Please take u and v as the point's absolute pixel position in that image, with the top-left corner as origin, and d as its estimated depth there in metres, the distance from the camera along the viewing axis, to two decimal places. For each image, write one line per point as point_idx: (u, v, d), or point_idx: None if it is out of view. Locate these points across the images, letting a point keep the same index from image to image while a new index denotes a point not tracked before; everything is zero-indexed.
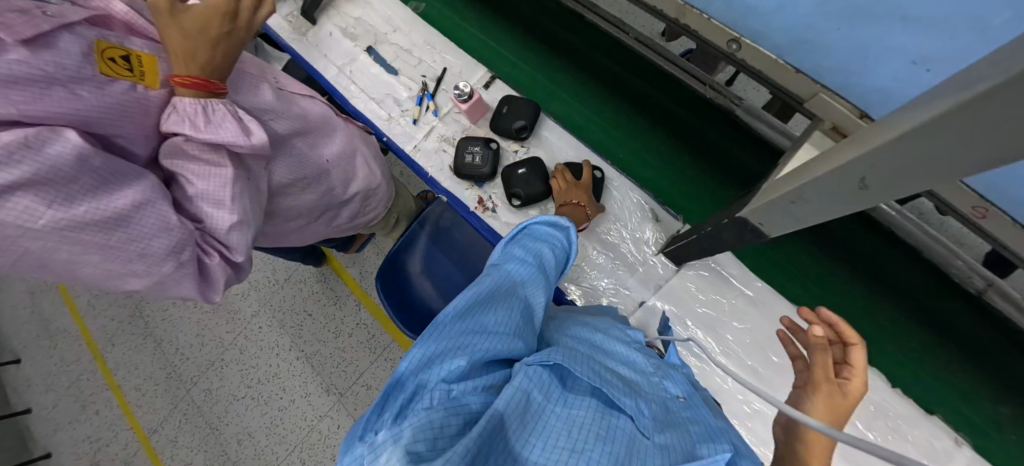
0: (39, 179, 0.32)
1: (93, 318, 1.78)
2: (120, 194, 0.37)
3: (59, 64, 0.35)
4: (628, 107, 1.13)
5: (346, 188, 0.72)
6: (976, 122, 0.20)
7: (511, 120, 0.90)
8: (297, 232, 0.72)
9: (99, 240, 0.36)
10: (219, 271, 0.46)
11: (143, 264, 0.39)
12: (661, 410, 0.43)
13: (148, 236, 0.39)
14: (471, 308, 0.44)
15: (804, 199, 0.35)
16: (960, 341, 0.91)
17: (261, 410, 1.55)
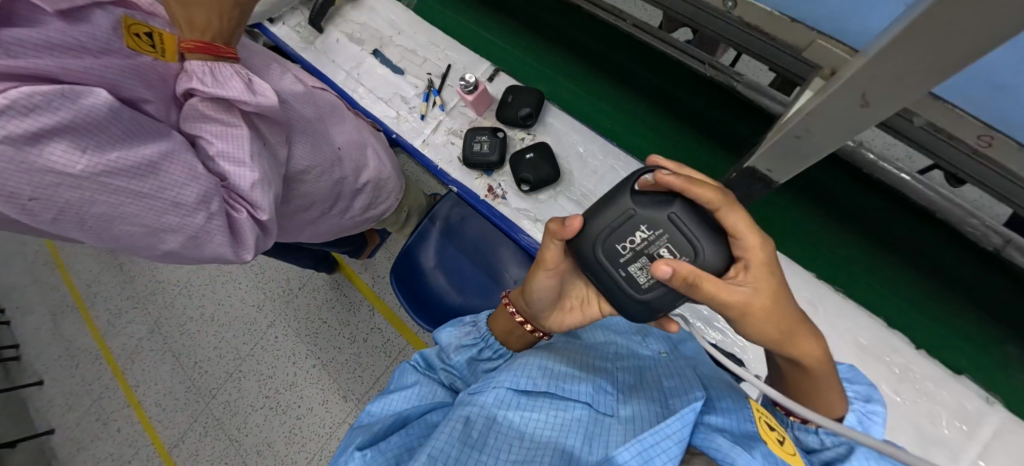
0: (71, 124, 0.36)
1: (112, 336, 1.81)
2: (144, 145, 0.40)
3: (90, 35, 0.39)
4: (628, 91, 1.14)
5: (358, 175, 0.74)
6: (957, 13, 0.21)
7: (516, 108, 0.93)
8: (313, 226, 0.74)
9: (134, 188, 0.40)
10: (250, 227, 0.50)
11: (176, 216, 0.43)
12: (626, 395, 0.45)
13: (176, 188, 0.42)
14: (386, 407, 0.47)
15: (812, 129, 0.36)
16: (981, 302, 0.92)
17: (280, 419, 1.56)
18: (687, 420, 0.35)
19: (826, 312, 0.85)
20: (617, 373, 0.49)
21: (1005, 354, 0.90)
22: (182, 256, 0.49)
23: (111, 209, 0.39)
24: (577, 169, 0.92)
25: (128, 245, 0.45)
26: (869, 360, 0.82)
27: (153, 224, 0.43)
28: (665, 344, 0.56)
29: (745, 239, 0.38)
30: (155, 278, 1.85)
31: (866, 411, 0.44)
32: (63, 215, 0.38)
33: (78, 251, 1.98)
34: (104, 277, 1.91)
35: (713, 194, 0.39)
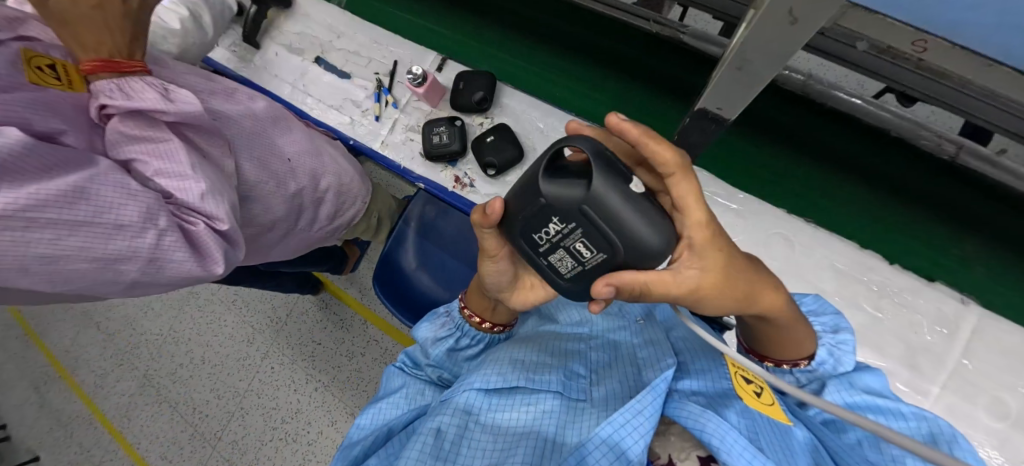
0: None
1: (103, 397, 1.75)
2: (68, 175, 0.42)
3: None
4: (585, 60, 1.16)
5: (316, 183, 0.73)
6: None
7: (470, 93, 0.91)
8: (281, 243, 0.74)
9: (70, 218, 0.41)
10: (210, 237, 0.50)
11: (125, 238, 0.44)
12: (603, 374, 0.45)
13: (114, 210, 0.43)
14: (370, 424, 0.46)
15: (749, 58, 0.36)
16: (941, 208, 0.98)
17: (291, 448, 1.53)
18: (658, 391, 0.35)
19: (802, 243, 0.87)
20: (591, 352, 0.49)
21: (963, 249, 0.95)
22: (146, 284, 0.50)
23: (51, 245, 0.41)
24: (540, 143, 0.91)
25: (85, 284, 0.46)
26: (848, 282, 0.85)
27: (103, 252, 0.44)
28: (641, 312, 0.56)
29: (693, 212, 0.37)
30: (136, 331, 1.79)
31: (835, 342, 0.48)
32: (4, 260, 0.39)
33: (49, 318, 1.90)
34: (82, 339, 1.84)
35: (670, 157, 0.36)
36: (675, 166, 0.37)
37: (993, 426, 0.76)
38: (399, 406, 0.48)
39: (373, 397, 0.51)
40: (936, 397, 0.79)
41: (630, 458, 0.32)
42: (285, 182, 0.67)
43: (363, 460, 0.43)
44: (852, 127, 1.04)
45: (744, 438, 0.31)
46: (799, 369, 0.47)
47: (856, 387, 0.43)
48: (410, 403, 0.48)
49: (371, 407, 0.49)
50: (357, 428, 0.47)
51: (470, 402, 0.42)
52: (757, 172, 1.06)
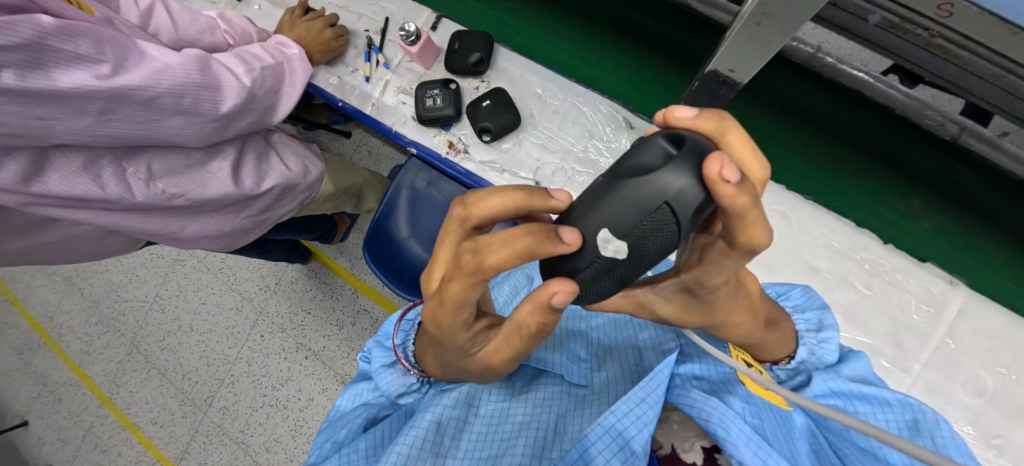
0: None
1: (90, 363, 1.74)
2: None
3: None
4: (585, 21, 1.12)
5: (259, 181, 0.76)
6: None
7: (465, 55, 0.87)
8: (201, 221, 0.73)
9: (34, 46, 0.43)
10: (200, 75, 0.58)
11: (89, 67, 0.47)
12: (603, 360, 0.44)
13: (73, 41, 0.46)
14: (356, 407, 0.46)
15: (770, 17, 0.34)
16: (937, 183, 0.98)
17: (282, 415, 1.54)
18: (662, 378, 0.33)
19: (799, 217, 0.87)
20: (593, 333, 0.48)
21: (909, 204, 0.99)
22: (121, 123, 0.52)
23: (20, 72, 0.43)
24: (538, 110, 0.88)
25: (63, 117, 0.48)
26: (840, 259, 0.85)
27: (68, 84, 0.46)
28: None
29: (710, 278, 0.29)
30: (120, 299, 1.76)
31: (817, 341, 0.45)
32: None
33: (31, 283, 1.87)
34: (65, 305, 1.81)
35: (749, 245, 0.24)
36: (739, 249, 0.25)
37: (970, 402, 0.78)
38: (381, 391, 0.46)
39: (355, 381, 0.50)
40: (917, 374, 0.80)
41: (634, 449, 0.31)
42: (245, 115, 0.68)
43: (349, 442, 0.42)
44: (857, 98, 1.02)
45: (749, 428, 0.30)
46: (780, 366, 0.44)
47: (841, 376, 0.42)
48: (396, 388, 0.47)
49: (355, 390, 0.48)
50: (346, 410, 0.46)
51: (471, 393, 0.42)
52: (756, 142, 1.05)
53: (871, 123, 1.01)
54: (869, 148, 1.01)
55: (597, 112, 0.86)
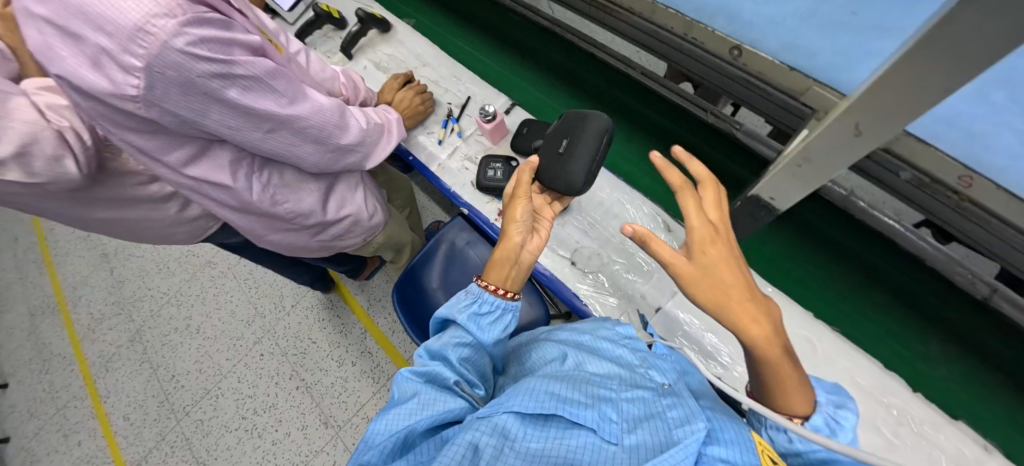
0: (199, 29, 0.48)
1: (91, 342, 1.76)
2: (235, 34, 0.52)
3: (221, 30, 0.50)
4: (639, 133, 1.28)
5: (339, 208, 0.86)
6: (944, 44, 0.27)
7: (530, 139, 0.98)
8: (283, 229, 0.83)
9: (247, 78, 0.54)
10: (339, 120, 0.71)
11: (273, 99, 0.58)
12: (633, 418, 0.44)
13: (272, 81, 0.57)
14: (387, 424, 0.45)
15: (810, 159, 0.41)
16: (977, 351, 0.96)
17: (253, 444, 1.48)
18: (690, 450, 0.37)
19: (824, 352, 0.87)
20: (623, 401, 0.47)
21: (936, 364, 0.97)
22: (274, 140, 0.63)
23: (232, 95, 0.54)
24: (585, 199, 0.96)
25: (241, 130, 0.59)
26: (865, 406, 0.83)
27: (258, 109, 0.57)
28: (668, 378, 0.52)
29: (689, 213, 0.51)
30: (144, 286, 1.83)
31: (835, 413, 0.47)
32: (198, 98, 0.52)
33: (70, 253, 1.97)
34: (92, 280, 1.89)
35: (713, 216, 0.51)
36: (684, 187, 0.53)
37: None
38: (415, 417, 0.45)
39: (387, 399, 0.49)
40: None
41: None
42: (347, 155, 0.77)
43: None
44: (891, 251, 1.06)
45: None
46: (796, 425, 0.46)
47: None
48: (425, 412, 0.45)
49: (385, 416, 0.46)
50: (375, 436, 0.45)
51: (505, 426, 0.43)
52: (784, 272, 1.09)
53: (902, 278, 1.03)
54: (897, 301, 1.02)
55: (640, 211, 0.93)
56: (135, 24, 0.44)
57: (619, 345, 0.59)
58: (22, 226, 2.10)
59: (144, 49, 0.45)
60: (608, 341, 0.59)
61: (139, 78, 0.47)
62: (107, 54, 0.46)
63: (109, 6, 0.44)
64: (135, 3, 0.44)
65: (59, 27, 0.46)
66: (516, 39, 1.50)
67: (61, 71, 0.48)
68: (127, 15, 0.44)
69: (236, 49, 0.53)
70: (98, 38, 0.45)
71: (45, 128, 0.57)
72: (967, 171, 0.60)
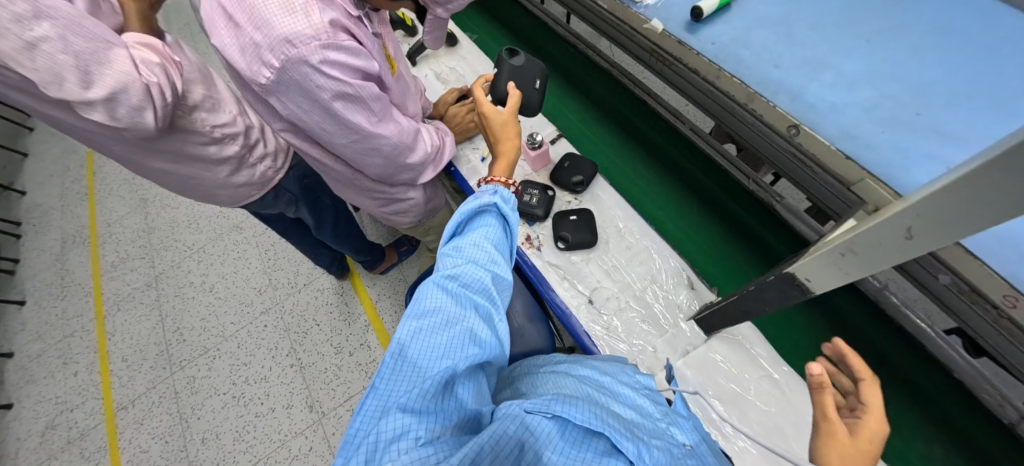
0: (335, 53, 0.52)
1: (110, 278, 1.83)
2: (363, 59, 0.56)
3: (351, 59, 0.54)
4: (676, 184, 1.29)
5: (406, 193, 0.94)
6: (997, 180, 0.28)
7: (570, 174, 1.02)
8: (353, 196, 0.91)
9: (355, 98, 0.58)
10: (411, 143, 0.75)
11: (366, 118, 0.62)
12: (664, 457, 0.45)
13: (373, 103, 0.61)
14: (425, 337, 0.46)
15: (854, 251, 0.41)
16: None
17: (237, 411, 1.49)
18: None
19: None
20: (653, 443, 0.46)
21: None
22: (350, 148, 0.68)
23: (332, 109, 0.58)
24: (613, 241, 0.97)
25: (321, 132, 0.63)
26: None
27: (351, 121, 0.61)
28: (689, 440, 0.51)
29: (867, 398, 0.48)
30: (172, 236, 1.90)
31: None
32: (302, 102, 0.57)
33: (112, 191, 2.07)
34: (126, 221, 1.97)
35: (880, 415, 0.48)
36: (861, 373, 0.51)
37: None
38: (444, 332, 0.46)
39: (421, 298, 0.51)
40: None
41: None
42: (406, 169, 0.81)
43: (421, 386, 0.41)
44: (914, 355, 1.02)
45: None
46: None
47: None
48: (454, 329, 0.47)
49: (412, 327, 0.47)
50: (402, 349, 0.45)
51: (545, 433, 0.43)
52: (799, 352, 1.07)
53: (923, 386, 1.00)
54: (915, 410, 0.98)
55: (665, 263, 0.93)
56: (285, 36, 0.49)
57: (639, 392, 0.59)
58: (76, 157, 2.22)
59: (284, 56, 0.50)
60: (630, 386, 0.60)
61: (269, 74, 0.52)
62: (254, 47, 0.51)
63: (272, 15, 0.49)
64: (293, 21, 0.49)
65: (227, 13, 0.51)
66: (571, 73, 1.54)
67: (216, 37, 0.54)
68: (281, 29, 0.49)
69: (358, 72, 0.57)
70: (251, 32, 0.50)
71: (136, 81, 0.61)
72: (1012, 290, 0.57)
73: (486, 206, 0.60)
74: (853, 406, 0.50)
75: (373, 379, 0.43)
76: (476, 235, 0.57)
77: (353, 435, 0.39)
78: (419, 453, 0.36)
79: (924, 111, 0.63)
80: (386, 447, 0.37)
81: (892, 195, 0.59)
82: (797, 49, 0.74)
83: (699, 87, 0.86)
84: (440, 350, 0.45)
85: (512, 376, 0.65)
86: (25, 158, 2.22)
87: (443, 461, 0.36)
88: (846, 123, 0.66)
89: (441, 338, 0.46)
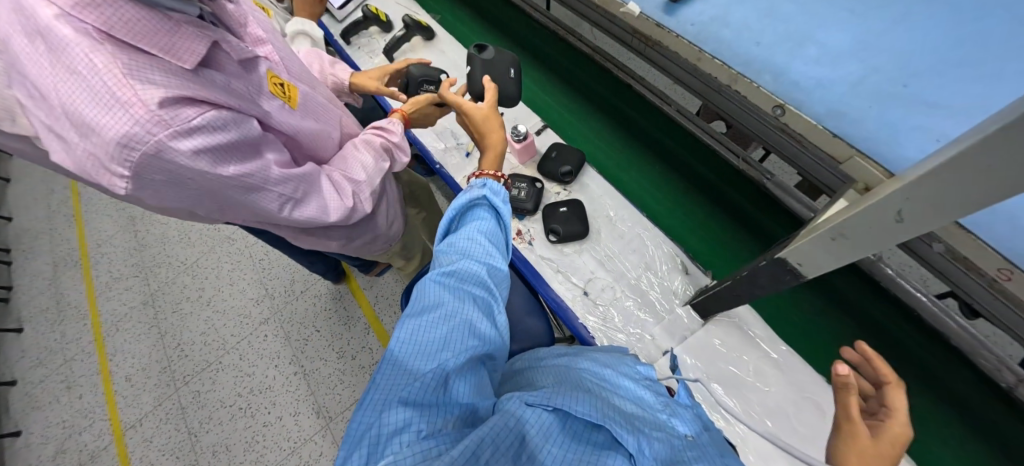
0: (185, 141, 0.45)
1: (106, 299, 1.81)
2: (223, 133, 0.49)
3: (211, 138, 0.47)
4: (665, 166, 1.28)
5: (377, 217, 0.92)
6: (993, 155, 0.26)
7: (558, 164, 1.00)
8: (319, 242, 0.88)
9: (246, 177, 0.52)
10: (347, 213, 0.69)
11: (276, 202, 0.58)
12: (666, 447, 0.44)
13: (271, 178, 0.55)
14: (420, 336, 0.45)
15: (846, 234, 0.41)
16: (987, 436, 0.93)
17: (245, 423, 1.50)
18: None
19: None
20: (654, 434, 0.46)
21: (947, 444, 0.94)
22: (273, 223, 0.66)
23: (228, 192, 0.52)
24: (605, 230, 0.96)
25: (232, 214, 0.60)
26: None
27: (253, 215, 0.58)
28: (691, 430, 0.50)
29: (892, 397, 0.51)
30: (163, 253, 1.88)
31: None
32: (187, 196, 0.51)
33: (98, 211, 2.04)
34: (116, 240, 1.95)
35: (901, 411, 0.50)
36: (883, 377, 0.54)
37: None
38: (442, 325, 0.45)
39: (416, 301, 0.50)
40: None
41: None
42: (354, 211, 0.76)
43: (418, 382, 0.40)
44: (910, 323, 1.03)
45: None
46: None
47: None
48: (452, 321, 0.46)
49: (411, 325, 0.46)
50: (398, 350, 0.44)
51: (546, 426, 0.43)
52: (798, 326, 1.08)
53: (919, 351, 1.01)
54: (914, 375, 0.99)
55: (659, 249, 0.92)
56: (116, 141, 0.42)
57: (641, 383, 0.59)
58: (59, 179, 2.18)
59: (128, 165, 0.43)
60: (632, 378, 0.60)
61: (125, 186, 0.45)
62: (95, 161, 0.44)
63: (90, 120, 0.41)
64: (115, 122, 0.41)
65: (50, 126, 0.45)
66: (554, 58, 1.51)
67: (56, 157, 0.48)
68: (110, 132, 0.42)
69: (230, 151, 0.50)
70: (85, 146, 0.43)
71: None
72: (1007, 264, 0.56)
73: (479, 200, 0.59)
74: (875, 410, 0.53)
75: (370, 380, 0.42)
76: (469, 227, 0.56)
77: (355, 430, 0.38)
78: (420, 446, 0.35)
79: (911, 82, 0.62)
80: (387, 440, 0.36)
81: (884, 172, 0.58)
82: (780, 24, 0.72)
83: (684, 67, 0.84)
84: (439, 344, 0.44)
85: (512, 371, 0.65)
86: (7, 183, 2.18)
87: (446, 454, 0.35)
88: (832, 99, 0.64)
89: (439, 331, 0.45)
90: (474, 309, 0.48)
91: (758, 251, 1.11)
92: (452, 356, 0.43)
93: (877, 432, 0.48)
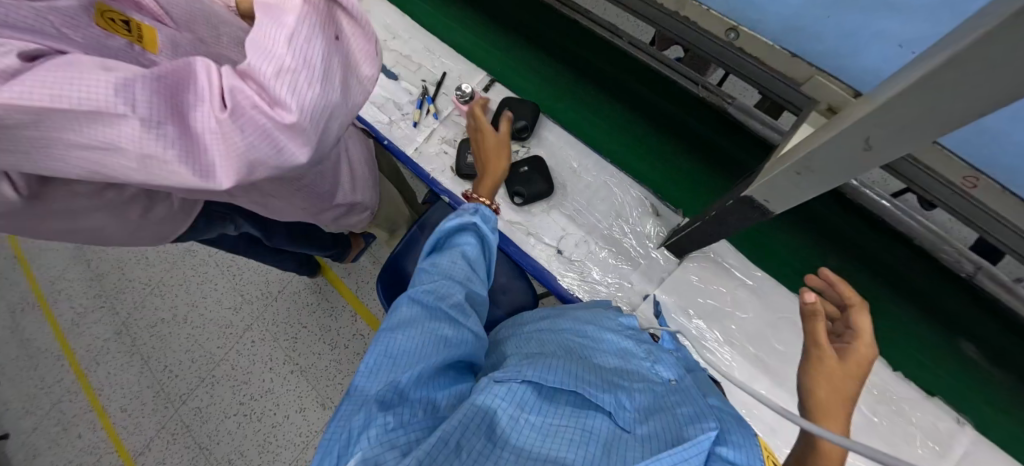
0: None
1: (77, 336, 1.73)
2: None
3: None
4: (624, 106, 1.21)
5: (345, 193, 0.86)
6: (976, 70, 0.22)
7: (512, 120, 0.94)
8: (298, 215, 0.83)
9: None
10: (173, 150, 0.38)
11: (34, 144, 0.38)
12: (649, 399, 0.44)
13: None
14: (396, 343, 0.43)
15: (813, 167, 0.38)
16: (947, 316, 0.99)
17: (253, 428, 1.50)
18: (703, 447, 0.34)
19: None
20: (634, 389, 0.45)
21: (917, 329, 0.99)
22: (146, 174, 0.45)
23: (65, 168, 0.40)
24: (570, 183, 0.92)
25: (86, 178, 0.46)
26: None
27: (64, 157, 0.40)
28: (676, 374, 0.50)
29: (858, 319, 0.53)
30: (124, 277, 1.77)
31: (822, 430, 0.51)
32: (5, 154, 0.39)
33: (40, 246, 1.89)
34: (69, 274, 1.82)
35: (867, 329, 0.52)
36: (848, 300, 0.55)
37: None
38: (421, 332, 0.43)
39: (397, 307, 0.47)
40: None
41: None
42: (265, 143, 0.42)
43: (390, 384, 0.38)
44: (871, 225, 1.06)
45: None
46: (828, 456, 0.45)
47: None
48: (432, 329, 0.43)
49: (387, 334, 0.44)
50: (375, 355, 0.42)
51: (521, 398, 0.41)
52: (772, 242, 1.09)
53: (885, 248, 1.04)
54: (881, 270, 1.03)
55: (626, 194, 0.90)
56: None
57: (622, 335, 0.58)
58: None
59: None
60: (614, 331, 0.59)
61: None
62: None
63: None
64: None
65: None
66: (491, 1, 1.38)
67: None
68: None
69: None
70: None
71: None
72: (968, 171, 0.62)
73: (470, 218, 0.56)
74: (842, 332, 0.55)
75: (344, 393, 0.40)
76: (458, 246, 0.54)
77: (329, 436, 0.36)
78: (388, 437, 0.33)
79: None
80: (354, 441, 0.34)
81: (841, 88, 0.60)
82: None
83: None
84: (416, 349, 0.42)
85: (496, 341, 0.64)
86: None
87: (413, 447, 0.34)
88: (785, 15, 0.59)
89: (418, 338, 0.43)
90: (462, 326, 0.46)
91: (724, 178, 1.11)
92: (431, 357, 0.41)
93: (844, 353, 0.50)
